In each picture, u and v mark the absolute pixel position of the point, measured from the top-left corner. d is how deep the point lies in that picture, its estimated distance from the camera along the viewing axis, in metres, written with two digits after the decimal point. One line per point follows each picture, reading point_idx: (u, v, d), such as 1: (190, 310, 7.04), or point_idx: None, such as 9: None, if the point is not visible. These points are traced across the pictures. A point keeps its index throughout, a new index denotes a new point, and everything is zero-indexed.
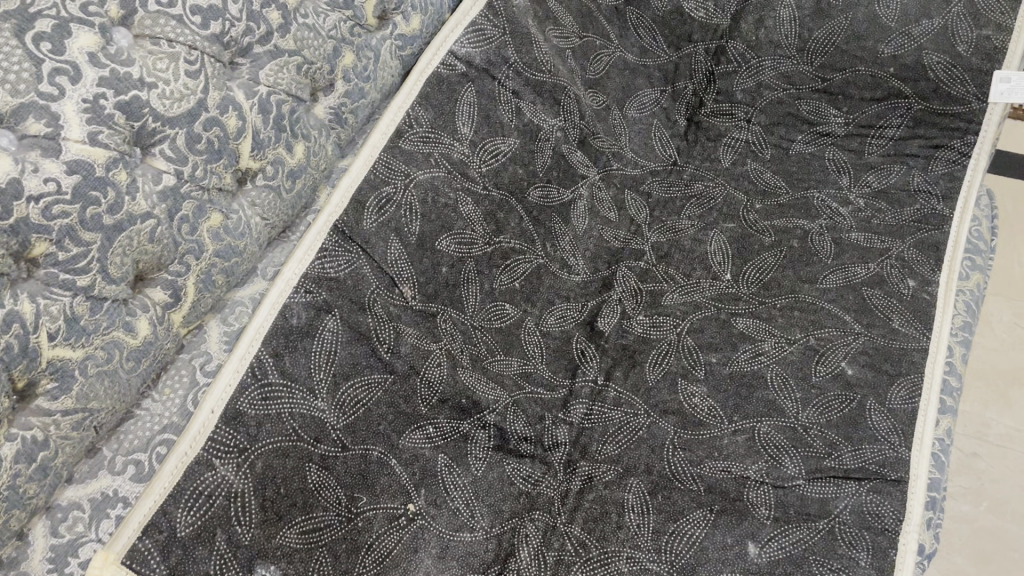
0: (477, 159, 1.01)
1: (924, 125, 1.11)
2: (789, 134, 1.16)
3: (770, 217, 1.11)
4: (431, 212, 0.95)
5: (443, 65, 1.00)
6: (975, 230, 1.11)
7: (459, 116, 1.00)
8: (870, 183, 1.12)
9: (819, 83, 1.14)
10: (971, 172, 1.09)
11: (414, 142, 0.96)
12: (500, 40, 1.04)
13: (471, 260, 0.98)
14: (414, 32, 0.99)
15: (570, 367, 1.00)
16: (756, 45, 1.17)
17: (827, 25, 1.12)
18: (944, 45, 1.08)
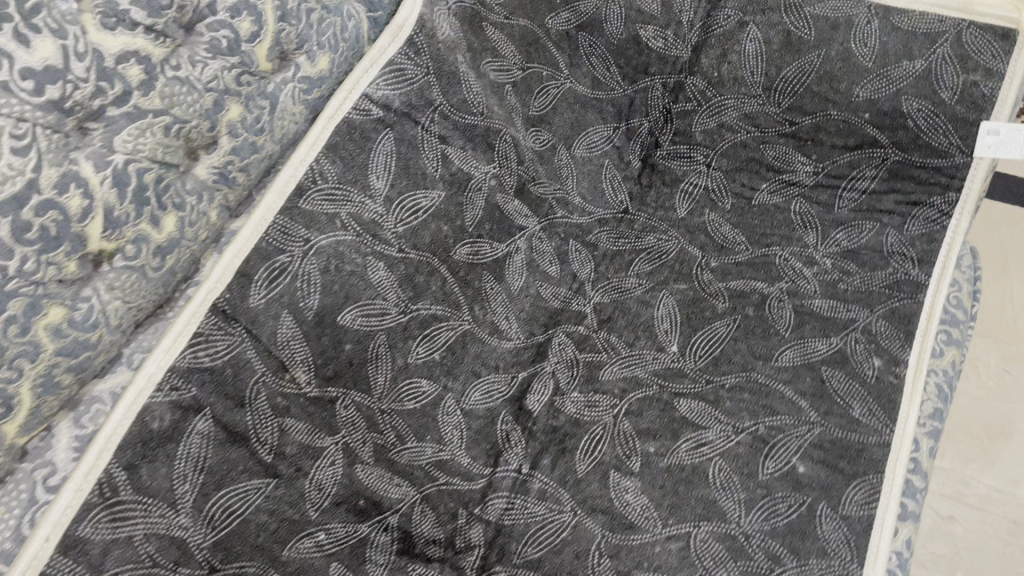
0: (392, 218, 0.90)
1: (902, 179, 0.99)
2: (753, 182, 1.05)
3: (727, 277, 1.00)
4: (333, 282, 0.84)
5: (355, 110, 0.89)
6: (954, 298, 1.00)
7: (373, 169, 0.89)
8: (839, 241, 1.01)
9: (786, 126, 1.02)
10: (953, 232, 0.98)
11: (314, 202, 0.85)
12: (422, 80, 0.92)
13: (382, 334, 0.87)
14: (320, 73, 0.87)
15: (492, 453, 0.90)
16: (718, 82, 1.04)
17: (797, 62, 1.00)
18: (926, 91, 0.96)
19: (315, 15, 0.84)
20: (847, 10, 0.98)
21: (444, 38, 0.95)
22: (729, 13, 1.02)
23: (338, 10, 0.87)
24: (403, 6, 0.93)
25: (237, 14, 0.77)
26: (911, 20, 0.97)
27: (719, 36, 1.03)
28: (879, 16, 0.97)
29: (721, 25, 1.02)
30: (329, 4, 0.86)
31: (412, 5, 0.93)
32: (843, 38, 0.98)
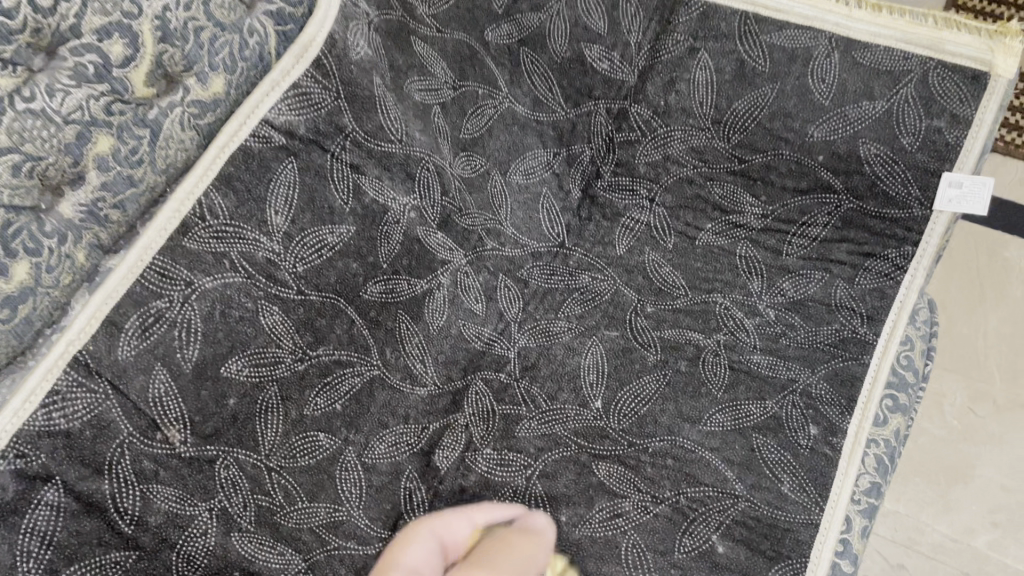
0: (291, 256, 0.82)
1: (855, 228, 0.92)
2: (698, 221, 0.97)
3: (661, 325, 0.93)
4: (217, 330, 0.77)
5: (254, 138, 0.81)
6: (904, 357, 0.93)
7: (271, 203, 0.81)
8: (785, 290, 0.93)
9: (735, 164, 0.95)
10: (906, 290, 0.91)
11: (200, 240, 0.77)
12: (331, 105, 0.84)
13: (273, 385, 0.80)
14: (215, 95, 0.79)
15: (392, 515, 0.84)
16: (665, 111, 0.96)
17: (750, 95, 0.92)
18: (886, 135, 0.88)
19: (205, 34, 0.76)
20: (805, 41, 0.90)
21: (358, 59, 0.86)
22: (679, 38, 0.94)
23: (236, 26, 0.79)
24: (313, 19, 0.83)
25: (104, 37, 0.69)
26: (873, 56, 0.89)
27: (667, 62, 0.95)
28: (839, 50, 0.89)
29: (669, 51, 0.94)
30: (224, 20, 0.77)
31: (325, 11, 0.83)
32: (799, 72, 0.90)
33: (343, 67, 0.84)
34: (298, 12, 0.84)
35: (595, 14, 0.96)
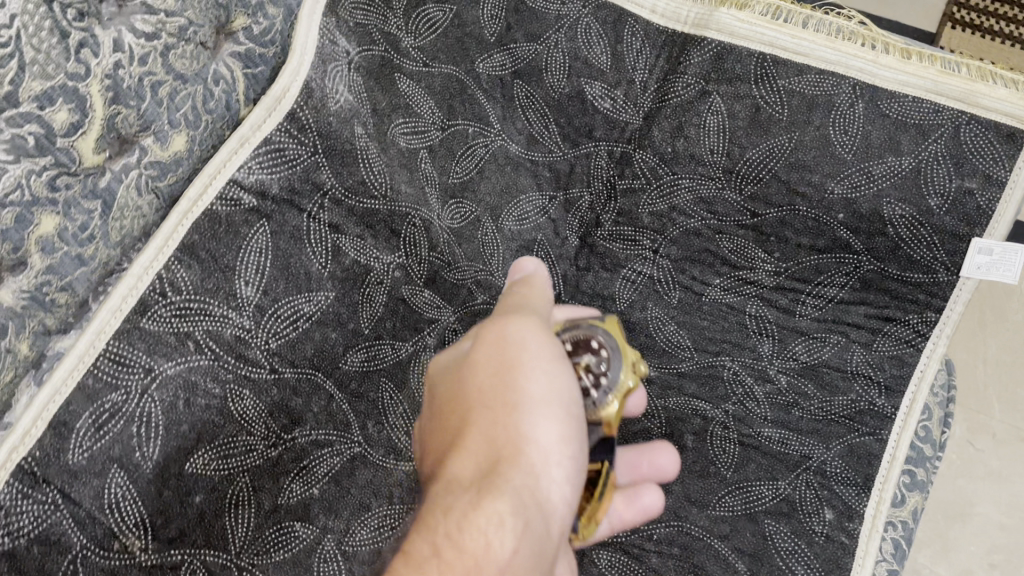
0: (264, 331, 0.74)
1: (874, 290, 0.85)
2: (705, 276, 0.90)
3: (666, 392, 0.87)
4: (180, 421, 0.69)
5: (220, 201, 0.72)
6: (922, 430, 0.87)
7: (241, 273, 0.73)
8: (797, 354, 0.87)
9: (746, 217, 0.87)
10: (926, 358, 0.85)
11: (161, 320, 0.69)
12: (308, 161, 0.76)
13: (244, 476, 0.73)
14: (176, 156, 0.71)
15: None
16: (671, 157, 0.88)
17: (766, 144, 0.85)
18: (913, 195, 0.81)
19: (164, 90, 0.68)
20: (827, 88, 0.83)
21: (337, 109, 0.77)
22: (688, 80, 0.87)
23: (198, 78, 0.70)
24: (283, 70, 0.74)
25: (47, 104, 0.59)
26: (900, 107, 0.81)
27: (676, 105, 0.87)
28: (864, 99, 0.82)
29: (679, 93, 0.87)
30: (185, 72, 0.69)
31: (301, 57, 0.75)
32: (820, 121, 0.83)
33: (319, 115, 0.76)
34: (268, 54, 0.77)
35: (598, 48, 0.89)
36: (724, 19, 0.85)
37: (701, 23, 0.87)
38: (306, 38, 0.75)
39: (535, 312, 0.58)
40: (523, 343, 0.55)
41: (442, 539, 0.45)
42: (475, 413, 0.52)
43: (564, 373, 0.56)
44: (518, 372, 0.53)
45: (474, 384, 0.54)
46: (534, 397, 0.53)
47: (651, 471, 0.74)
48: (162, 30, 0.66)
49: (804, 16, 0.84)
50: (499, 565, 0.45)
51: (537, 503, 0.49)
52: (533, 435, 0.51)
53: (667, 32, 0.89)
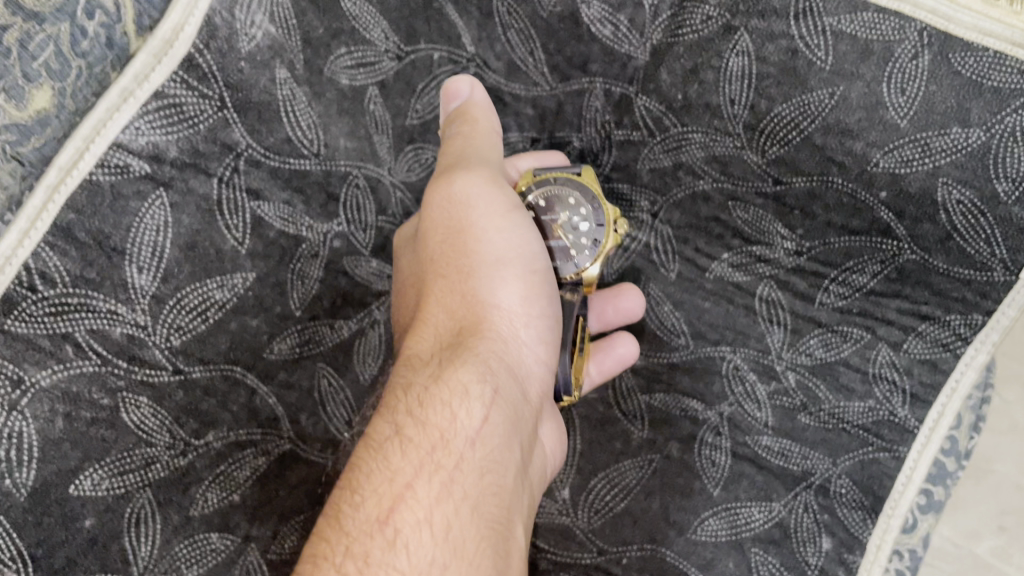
0: (165, 325, 0.61)
1: (913, 282, 0.70)
2: (711, 248, 0.76)
3: (652, 387, 0.75)
4: (60, 440, 0.58)
5: (101, 169, 0.58)
6: (946, 441, 0.71)
7: (134, 257, 0.60)
8: (811, 349, 0.74)
9: (768, 184, 0.71)
10: (962, 370, 0.71)
11: (31, 320, 0.57)
12: (214, 118, 0.61)
13: (145, 492, 0.62)
14: (42, 114, 0.56)
15: None
16: (682, 105, 0.71)
17: (800, 97, 0.67)
18: (975, 177, 0.65)
19: (10, 36, 0.53)
20: (887, 32, 0.64)
21: (249, 52, 0.61)
22: (709, 12, 0.67)
23: (62, 13, 0.54)
24: (177, 3, 0.59)
25: None
26: (977, 63, 0.63)
27: (690, 44, 0.69)
28: (931, 49, 0.64)
29: (695, 28, 0.68)
30: (40, 10, 0.53)
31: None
32: (873, 74, 0.65)
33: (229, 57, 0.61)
34: None
35: None
36: None
37: None
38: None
39: (484, 162, 0.65)
40: (466, 198, 0.63)
41: (416, 410, 0.55)
42: (440, 285, 0.62)
43: (513, 224, 0.64)
44: (469, 234, 0.63)
45: (432, 247, 0.63)
46: (490, 259, 0.62)
47: (617, 317, 0.75)
48: None
49: None
50: (470, 433, 0.54)
51: (506, 368, 0.59)
52: (490, 295, 0.61)
53: None
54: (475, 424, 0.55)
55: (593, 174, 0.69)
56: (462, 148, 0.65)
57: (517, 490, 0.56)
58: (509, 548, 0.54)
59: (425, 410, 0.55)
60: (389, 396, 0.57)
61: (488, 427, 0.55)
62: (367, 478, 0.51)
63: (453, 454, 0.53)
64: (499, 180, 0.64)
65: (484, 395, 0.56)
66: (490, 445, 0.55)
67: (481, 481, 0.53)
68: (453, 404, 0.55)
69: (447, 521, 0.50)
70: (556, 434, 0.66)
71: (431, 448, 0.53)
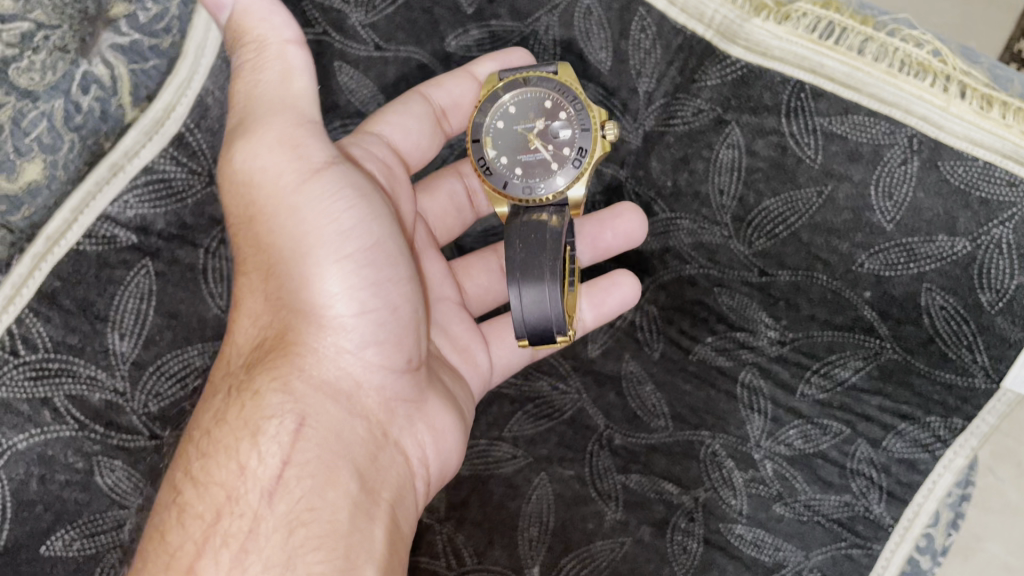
0: (143, 390, 0.62)
1: (895, 381, 0.70)
2: (695, 331, 0.75)
3: (630, 467, 0.74)
4: (33, 502, 0.60)
5: (89, 239, 0.60)
6: (922, 538, 0.70)
7: (116, 325, 0.61)
8: (791, 440, 0.73)
9: (754, 274, 0.71)
10: (941, 472, 0.70)
11: (12, 384, 0.59)
12: (203, 193, 0.63)
13: (117, 552, 0.62)
14: (32, 185, 0.59)
15: None
16: (673, 192, 0.72)
17: (789, 192, 0.68)
18: (959, 286, 0.65)
19: (5, 114, 0.58)
20: (877, 136, 0.65)
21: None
22: (700, 105, 0.69)
23: (56, 90, 0.59)
24: (171, 82, 0.62)
25: None
26: (966, 173, 0.63)
27: (681, 134, 0.70)
28: (921, 155, 0.64)
29: (686, 120, 0.69)
30: (34, 88, 0.58)
31: (196, 62, 0.62)
32: (862, 176, 0.66)
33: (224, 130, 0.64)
34: (160, 48, 0.62)
35: (597, 42, 0.70)
36: (755, 31, 0.66)
37: (726, 32, 0.67)
38: (203, 40, 0.62)
39: (276, 110, 0.55)
40: (262, 175, 0.55)
41: (197, 471, 0.53)
42: (254, 293, 0.58)
43: (317, 200, 0.55)
44: (262, 218, 0.56)
45: (241, 242, 0.57)
46: (287, 243, 0.55)
47: (619, 240, 0.72)
48: None
49: (861, 36, 0.65)
50: (265, 484, 0.52)
51: (310, 386, 0.55)
52: (307, 296, 0.55)
53: (685, 33, 0.68)
54: (271, 472, 0.52)
55: (571, 72, 0.67)
56: (248, 93, 0.55)
57: (358, 525, 0.53)
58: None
59: (208, 464, 0.53)
60: (192, 438, 0.55)
61: (290, 470, 0.52)
62: (147, 560, 0.51)
63: (242, 516, 0.51)
64: (305, 127, 0.55)
65: (280, 433, 0.53)
66: (293, 490, 0.52)
67: (289, 538, 0.50)
68: (237, 453, 0.52)
69: None
70: (432, 433, 0.60)
71: (215, 516, 0.51)
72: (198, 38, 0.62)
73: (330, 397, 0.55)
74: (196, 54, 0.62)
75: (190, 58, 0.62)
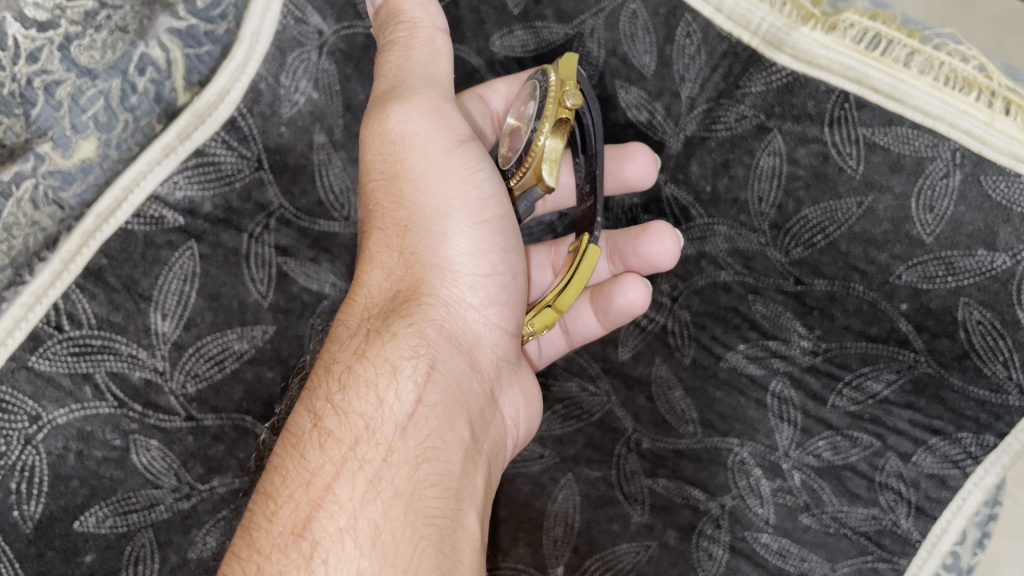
0: (182, 370, 0.64)
1: (928, 395, 0.70)
2: (727, 338, 0.75)
3: (657, 471, 0.74)
4: (70, 477, 0.61)
5: (138, 219, 0.64)
6: (948, 557, 0.69)
7: (159, 304, 0.64)
8: (820, 451, 0.72)
9: (790, 283, 0.72)
10: (970, 489, 0.69)
11: (54, 358, 0.62)
12: (250, 177, 0.66)
13: (147, 531, 0.62)
14: (85, 163, 0.62)
15: None
16: (711, 197, 0.73)
17: (829, 202, 0.68)
18: (997, 300, 0.66)
19: (65, 90, 0.61)
20: (920, 148, 0.65)
21: (291, 117, 0.67)
22: (743, 111, 0.70)
23: (114, 70, 0.62)
24: (224, 68, 0.65)
25: None
26: (1007, 188, 0.64)
27: (724, 139, 0.71)
28: (963, 169, 0.65)
29: (730, 125, 0.70)
30: (94, 66, 0.61)
31: (251, 48, 0.66)
32: (902, 188, 0.66)
33: (274, 123, 0.66)
34: (215, 33, 0.65)
35: (641, 46, 0.71)
36: (803, 40, 0.67)
37: (773, 40, 0.68)
38: (258, 27, 0.65)
39: (429, 86, 0.60)
40: (404, 132, 0.59)
41: (339, 401, 0.53)
42: (384, 245, 0.60)
43: (456, 162, 0.59)
44: (407, 179, 0.59)
45: (378, 199, 0.61)
46: (427, 204, 0.59)
47: (645, 261, 0.71)
48: (60, 18, 0.60)
49: (907, 49, 0.66)
50: (401, 417, 0.52)
51: (442, 336, 0.57)
52: (440, 247, 0.59)
53: (730, 40, 0.69)
54: (406, 408, 0.52)
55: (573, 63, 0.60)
56: (399, 68, 0.60)
57: (469, 471, 0.53)
58: (459, 542, 0.50)
59: (349, 396, 0.53)
60: (326, 372, 0.55)
61: (423, 408, 0.53)
62: (284, 479, 0.50)
63: (378, 445, 0.51)
64: (450, 103, 0.60)
65: (416, 372, 0.54)
66: (424, 428, 0.52)
67: (418, 470, 0.50)
68: (376, 386, 0.53)
69: (374, 529, 0.48)
70: (524, 398, 0.64)
71: (353, 441, 0.51)
72: (252, 25, 0.65)
73: (455, 348, 0.57)
74: (251, 41, 0.65)
75: (245, 44, 0.65)
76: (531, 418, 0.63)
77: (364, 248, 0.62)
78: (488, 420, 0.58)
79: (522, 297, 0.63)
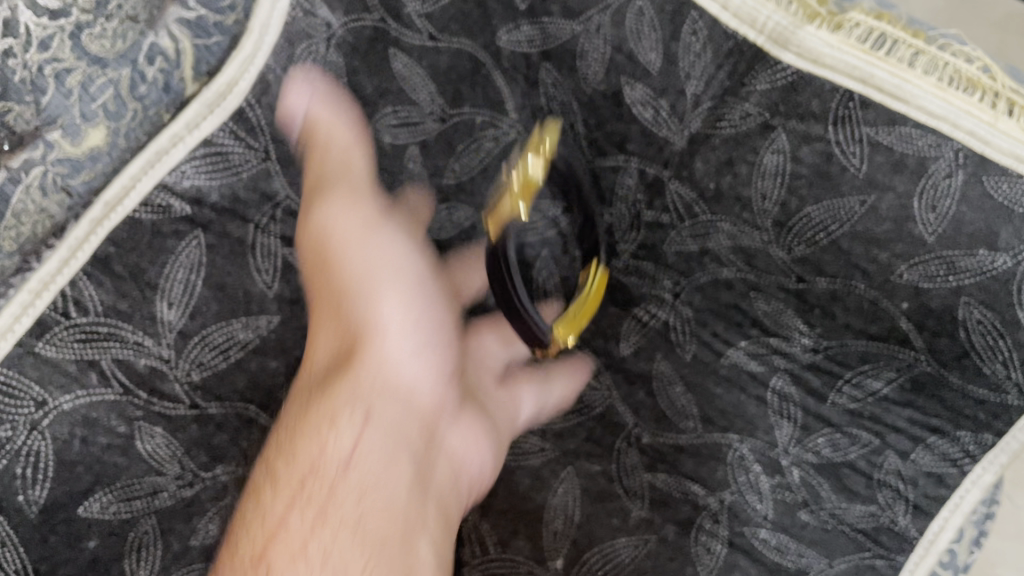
0: (187, 358, 0.65)
1: (926, 394, 0.70)
2: (729, 335, 0.76)
3: (656, 467, 0.75)
4: (75, 463, 0.62)
5: (146, 208, 0.65)
6: (945, 554, 0.69)
7: (166, 292, 0.64)
8: (818, 448, 0.73)
9: (791, 280, 0.72)
10: (967, 488, 0.70)
11: (61, 345, 0.62)
12: (257, 168, 0.67)
13: (150, 518, 0.63)
14: (94, 151, 0.62)
15: None
16: (713, 194, 0.73)
17: (834, 200, 0.68)
18: (997, 300, 0.65)
19: (74, 78, 0.60)
20: (924, 149, 0.64)
21: (296, 108, 0.67)
22: (748, 110, 0.69)
23: (124, 60, 0.61)
24: (232, 58, 0.66)
25: None
26: (1010, 189, 0.63)
27: (727, 137, 0.70)
28: (966, 169, 0.64)
29: (734, 123, 0.70)
30: (105, 55, 0.60)
31: (261, 38, 0.68)
32: (905, 188, 0.66)
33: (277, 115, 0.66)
34: (223, 23, 0.66)
35: (647, 43, 0.69)
36: (809, 39, 0.65)
37: (779, 38, 0.66)
38: (267, 19, 0.68)
39: (344, 177, 0.66)
40: (332, 223, 0.64)
41: (287, 452, 0.59)
42: (320, 322, 0.64)
43: (387, 237, 0.65)
44: (336, 252, 0.64)
45: (310, 291, 0.65)
46: (357, 272, 0.63)
47: None
48: (71, 6, 0.57)
49: (912, 49, 0.65)
50: (344, 456, 0.58)
51: (373, 392, 0.60)
52: (370, 318, 0.62)
53: (735, 38, 0.67)
54: (347, 451, 0.58)
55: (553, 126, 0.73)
56: (319, 164, 0.66)
57: (413, 503, 0.58)
58: (410, 557, 0.56)
59: (297, 444, 0.59)
60: (273, 445, 0.60)
61: (364, 447, 0.58)
62: (244, 532, 0.57)
63: (325, 481, 0.57)
64: (361, 192, 0.66)
65: (356, 420, 0.59)
66: (369, 465, 0.58)
67: (362, 501, 0.56)
68: (321, 437, 0.58)
69: (322, 555, 0.54)
70: (475, 439, 0.65)
71: (302, 481, 0.57)
72: (260, 20, 0.68)
73: (390, 399, 0.61)
74: (260, 31, 0.68)
75: (254, 33, 0.67)
76: (480, 460, 0.65)
77: (307, 338, 0.66)
78: (426, 466, 0.61)
79: (454, 363, 0.65)
